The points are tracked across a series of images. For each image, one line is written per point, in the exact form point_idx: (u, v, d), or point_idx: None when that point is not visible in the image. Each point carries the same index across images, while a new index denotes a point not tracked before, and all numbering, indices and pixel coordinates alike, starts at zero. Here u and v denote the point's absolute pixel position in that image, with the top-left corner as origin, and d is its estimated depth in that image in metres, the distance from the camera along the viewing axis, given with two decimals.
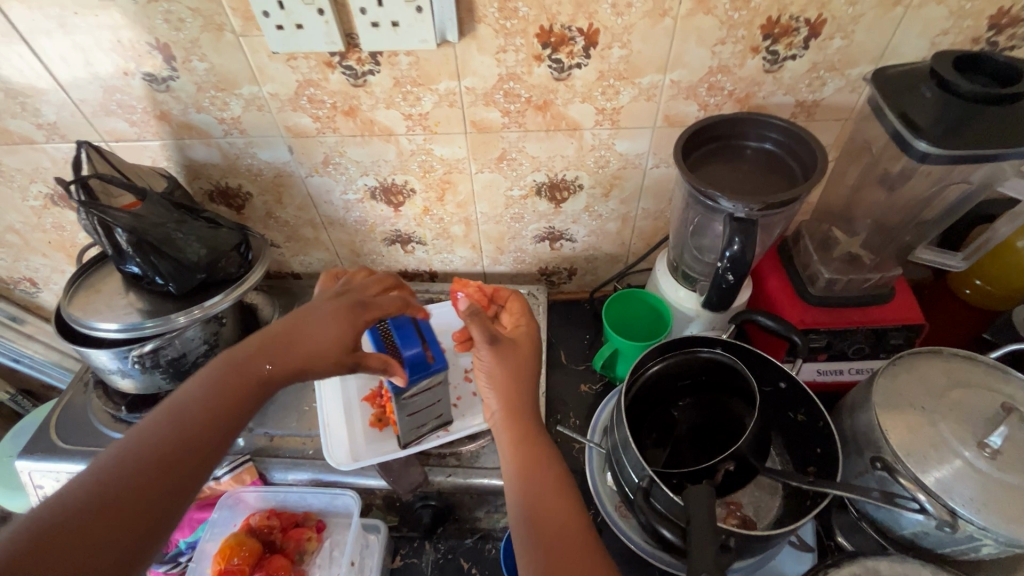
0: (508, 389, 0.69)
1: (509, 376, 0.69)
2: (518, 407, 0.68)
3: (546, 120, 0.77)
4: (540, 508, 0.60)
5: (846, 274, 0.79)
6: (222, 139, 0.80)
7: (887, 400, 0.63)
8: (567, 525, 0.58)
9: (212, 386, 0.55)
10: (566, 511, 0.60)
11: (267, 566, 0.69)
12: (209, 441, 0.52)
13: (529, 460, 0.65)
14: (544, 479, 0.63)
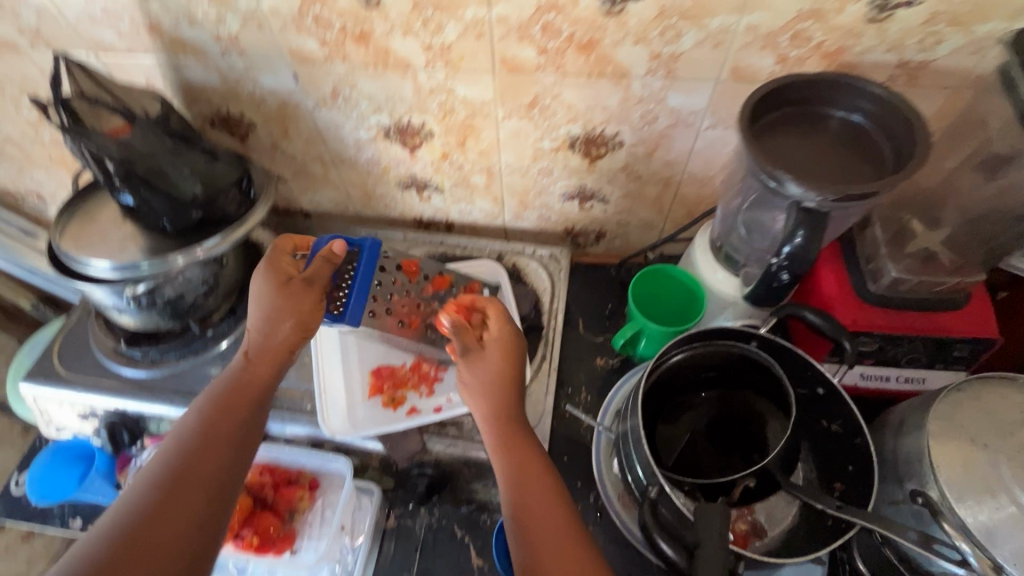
0: (495, 402, 0.64)
1: (496, 386, 0.65)
2: (505, 417, 0.64)
3: (589, 63, 0.65)
4: (534, 530, 0.56)
5: (918, 274, 0.67)
6: (220, 60, 0.71)
7: (942, 430, 0.55)
8: (570, 556, 0.53)
9: (201, 415, 0.60)
10: (561, 529, 0.55)
11: (255, 524, 0.70)
12: (216, 460, 0.57)
13: (519, 469, 0.60)
14: (534, 490, 0.58)
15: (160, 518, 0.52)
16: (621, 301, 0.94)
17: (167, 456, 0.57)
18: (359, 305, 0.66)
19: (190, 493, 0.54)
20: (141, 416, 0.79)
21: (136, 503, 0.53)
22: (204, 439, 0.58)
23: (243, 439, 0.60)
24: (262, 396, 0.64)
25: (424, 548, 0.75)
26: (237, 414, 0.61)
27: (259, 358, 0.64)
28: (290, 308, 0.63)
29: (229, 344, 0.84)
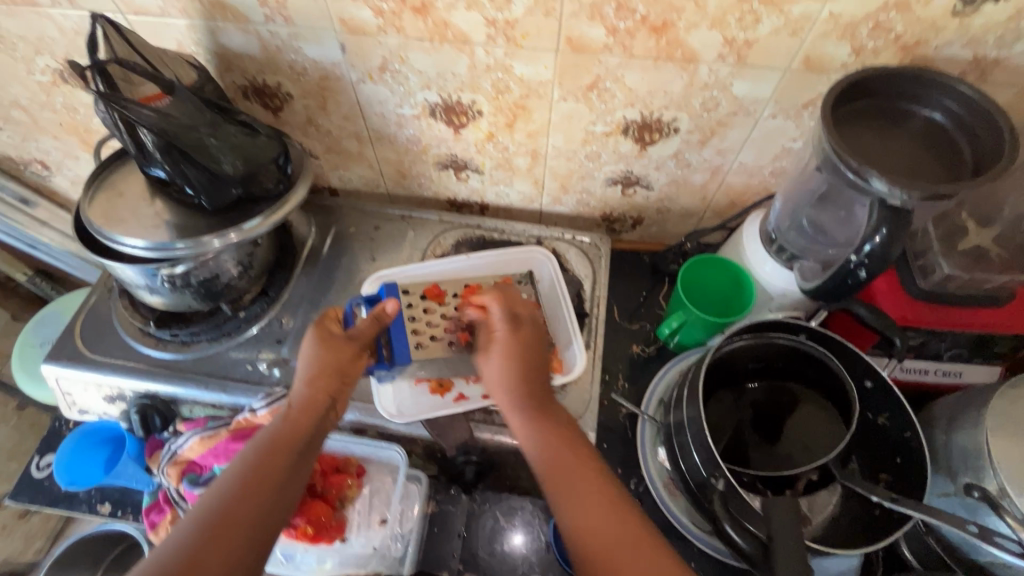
0: (517, 381, 0.61)
1: (513, 368, 0.61)
2: (529, 395, 0.61)
3: (658, 46, 0.63)
4: (572, 506, 0.54)
5: (969, 271, 0.68)
6: (262, 26, 0.67)
7: (1002, 426, 0.57)
8: (614, 532, 0.52)
9: (248, 459, 0.56)
10: (600, 504, 0.54)
11: (308, 513, 0.66)
12: (253, 512, 0.52)
13: (552, 447, 0.58)
14: (570, 470, 0.56)
15: (198, 566, 0.48)
16: (657, 289, 0.93)
17: (207, 501, 0.52)
18: (404, 345, 0.66)
19: (228, 540, 0.50)
20: (173, 399, 0.77)
21: (173, 549, 0.48)
22: (245, 486, 0.53)
23: (286, 485, 0.55)
24: (306, 442, 0.58)
25: (466, 532, 0.77)
26: (281, 458, 0.56)
27: (301, 406, 0.59)
28: (332, 364, 0.61)
29: (259, 330, 0.80)
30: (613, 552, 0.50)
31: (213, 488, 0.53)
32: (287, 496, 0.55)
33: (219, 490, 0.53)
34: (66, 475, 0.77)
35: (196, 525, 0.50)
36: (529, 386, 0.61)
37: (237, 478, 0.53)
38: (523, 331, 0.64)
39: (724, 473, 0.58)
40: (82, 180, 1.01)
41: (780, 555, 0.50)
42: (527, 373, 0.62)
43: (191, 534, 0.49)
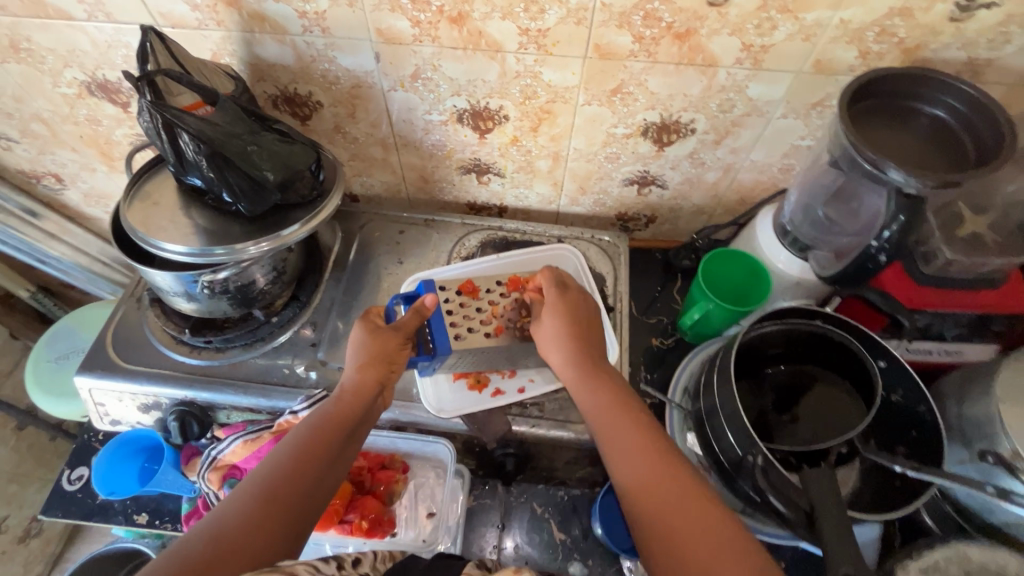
0: (569, 342, 0.66)
1: (568, 327, 0.67)
2: (583, 354, 0.65)
3: (681, 52, 0.67)
4: (624, 461, 0.55)
5: (969, 256, 0.73)
6: (299, 37, 0.69)
7: (1008, 394, 0.63)
8: (665, 484, 0.52)
9: (302, 432, 0.56)
10: (650, 455, 0.54)
11: (361, 508, 0.70)
12: (304, 480, 0.52)
13: (604, 403, 0.61)
14: (622, 423, 0.58)
15: (252, 529, 0.47)
16: (671, 284, 0.97)
17: (261, 468, 0.52)
18: (444, 335, 0.68)
19: (280, 506, 0.49)
20: (210, 406, 0.77)
21: (228, 509, 0.48)
22: (299, 458, 0.53)
23: (335, 464, 0.56)
24: (356, 425, 0.59)
25: (505, 524, 0.79)
26: (335, 434, 0.56)
27: (353, 389, 0.61)
28: (380, 351, 0.63)
29: (287, 338, 0.81)
30: (663, 502, 0.50)
31: (267, 458, 0.53)
32: (335, 474, 0.55)
33: (274, 460, 0.53)
34: (105, 486, 0.79)
35: (250, 489, 0.50)
36: (581, 343, 0.66)
37: (291, 449, 0.54)
38: (571, 298, 0.70)
39: (762, 449, 0.61)
40: (96, 193, 1.01)
41: (824, 520, 0.53)
42: (580, 332, 0.67)
43: (246, 496, 0.49)
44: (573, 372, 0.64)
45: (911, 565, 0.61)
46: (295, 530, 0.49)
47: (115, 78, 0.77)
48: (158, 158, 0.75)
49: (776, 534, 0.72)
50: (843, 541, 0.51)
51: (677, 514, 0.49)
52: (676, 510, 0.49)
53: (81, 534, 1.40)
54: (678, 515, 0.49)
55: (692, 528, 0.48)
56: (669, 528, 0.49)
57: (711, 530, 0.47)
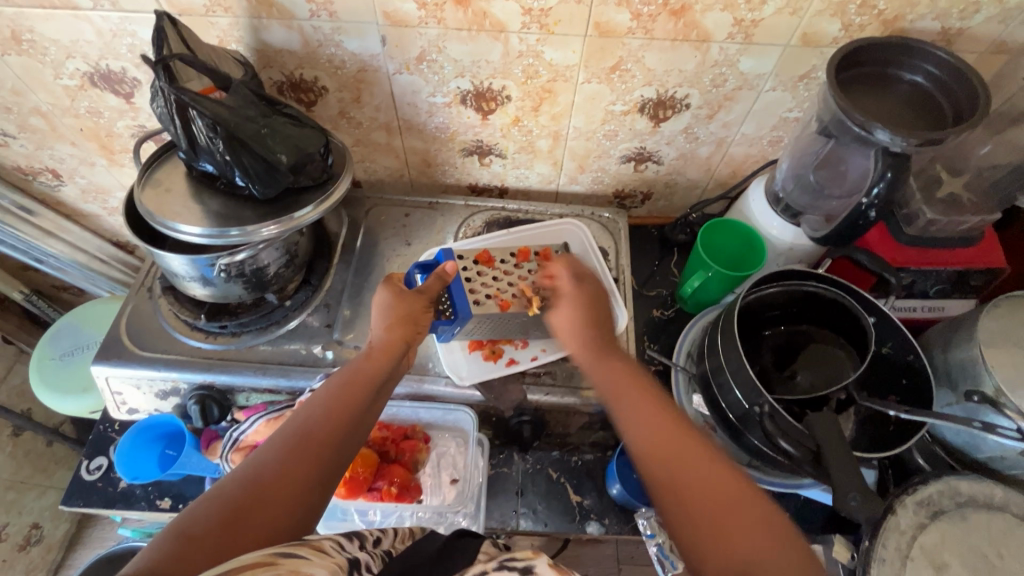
0: (583, 323, 0.64)
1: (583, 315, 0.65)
2: (592, 333, 0.64)
3: (677, 29, 0.70)
4: (637, 423, 0.56)
5: (947, 215, 0.78)
6: (307, 22, 0.71)
7: (991, 338, 0.67)
8: (682, 442, 0.53)
9: (328, 390, 0.58)
10: (663, 420, 0.55)
11: (388, 475, 0.72)
12: (328, 436, 0.54)
13: (614, 376, 0.61)
14: (634, 393, 0.59)
15: (283, 481, 0.50)
16: (668, 258, 1.00)
17: (292, 420, 0.55)
18: (464, 300, 0.69)
19: (311, 458, 0.52)
20: (229, 388, 0.79)
21: (262, 460, 0.51)
22: (329, 411, 0.56)
23: (362, 418, 0.58)
24: (383, 381, 0.61)
25: (523, 490, 0.82)
26: (363, 391, 0.59)
27: (381, 347, 0.63)
28: (405, 312, 0.65)
29: (299, 322, 0.82)
30: (682, 461, 0.52)
31: (298, 411, 0.56)
32: (365, 429, 0.58)
33: (304, 414, 0.55)
34: (129, 472, 0.80)
35: (281, 441, 0.53)
36: (596, 328, 0.64)
37: (321, 404, 0.56)
38: (585, 287, 0.67)
39: (768, 399, 0.65)
40: (94, 188, 1.00)
41: (828, 458, 0.57)
42: (595, 322, 0.65)
43: (278, 448, 0.52)
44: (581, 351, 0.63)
45: (908, 500, 0.65)
46: (325, 482, 0.52)
47: (119, 68, 0.77)
48: (167, 147, 0.76)
49: (784, 483, 0.76)
50: (848, 473, 0.55)
51: (687, 469, 0.51)
52: (692, 466, 0.51)
53: (81, 539, 1.38)
54: (694, 468, 0.51)
55: (709, 486, 0.50)
56: (681, 481, 0.51)
57: (723, 488, 0.49)
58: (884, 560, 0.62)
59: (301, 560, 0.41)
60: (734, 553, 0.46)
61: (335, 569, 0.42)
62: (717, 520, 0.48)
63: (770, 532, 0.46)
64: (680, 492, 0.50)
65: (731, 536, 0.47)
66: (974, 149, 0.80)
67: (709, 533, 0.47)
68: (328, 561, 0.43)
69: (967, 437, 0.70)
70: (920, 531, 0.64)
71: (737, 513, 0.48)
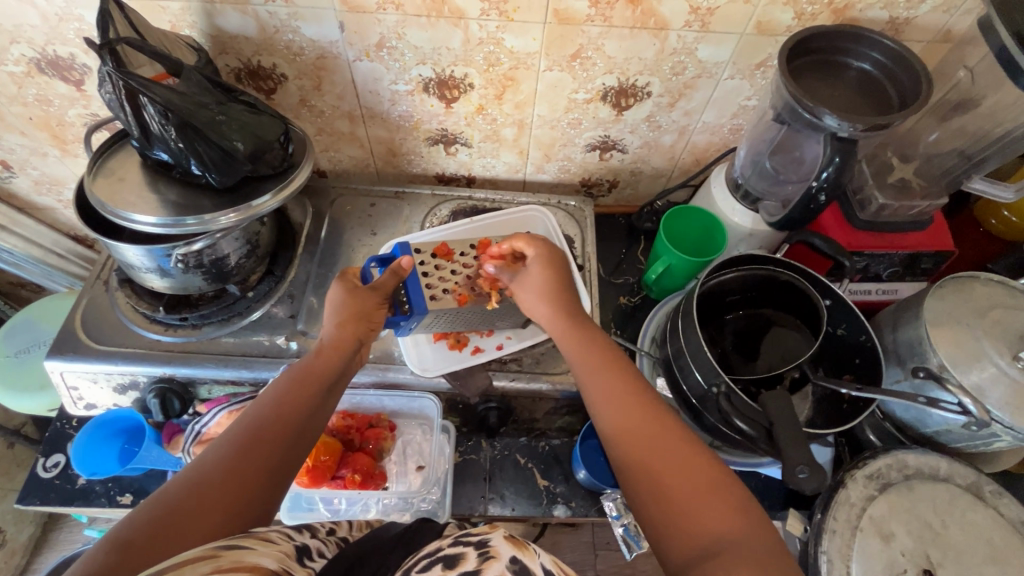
0: (555, 292, 0.69)
1: (553, 280, 0.70)
2: (567, 306, 0.69)
3: (635, 16, 0.71)
4: (614, 408, 0.57)
5: (898, 201, 0.81)
6: (261, 7, 0.69)
7: (936, 317, 0.70)
8: (645, 423, 0.55)
9: (278, 388, 0.59)
10: (637, 405, 0.57)
11: (352, 463, 0.73)
12: (280, 433, 0.55)
13: (593, 359, 0.63)
14: (610, 376, 0.60)
15: (232, 478, 0.50)
16: (634, 246, 1.02)
17: (240, 421, 0.55)
18: (420, 295, 0.70)
19: (260, 455, 0.52)
20: (191, 381, 0.78)
21: (208, 460, 0.51)
22: (280, 410, 0.56)
23: (316, 414, 0.59)
24: (334, 378, 0.62)
25: (491, 476, 0.83)
26: (314, 388, 0.60)
27: (332, 344, 0.64)
28: (358, 309, 0.66)
29: (263, 313, 0.82)
30: (655, 444, 0.53)
31: (247, 412, 0.56)
32: (316, 426, 0.58)
33: (253, 414, 0.56)
34: (87, 467, 0.77)
35: (229, 441, 0.53)
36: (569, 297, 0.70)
37: (269, 404, 0.57)
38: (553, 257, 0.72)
39: (724, 379, 0.67)
40: (47, 179, 0.97)
41: (781, 434, 0.58)
42: (563, 288, 0.70)
43: (225, 448, 0.52)
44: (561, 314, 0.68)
45: (857, 473, 0.68)
46: (276, 478, 0.53)
47: (67, 54, 0.75)
48: (120, 135, 0.74)
49: (745, 461, 0.78)
50: (798, 447, 0.57)
51: (657, 452, 0.53)
52: (664, 448, 0.53)
53: (47, 543, 1.33)
54: (665, 450, 0.52)
55: (679, 467, 0.51)
56: (649, 463, 0.52)
57: (692, 468, 0.51)
58: (834, 531, 0.64)
59: (247, 550, 0.42)
60: (699, 530, 0.47)
61: (282, 557, 0.43)
62: (684, 499, 0.49)
63: (726, 500, 0.48)
64: (650, 473, 0.52)
65: (695, 514, 0.48)
66: (922, 136, 0.83)
67: (676, 510, 0.48)
68: (275, 550, 0.44)
69: (915, 413, 0.73)
70: (869, 503, 0.66)
71: (703, 493, 0.49)
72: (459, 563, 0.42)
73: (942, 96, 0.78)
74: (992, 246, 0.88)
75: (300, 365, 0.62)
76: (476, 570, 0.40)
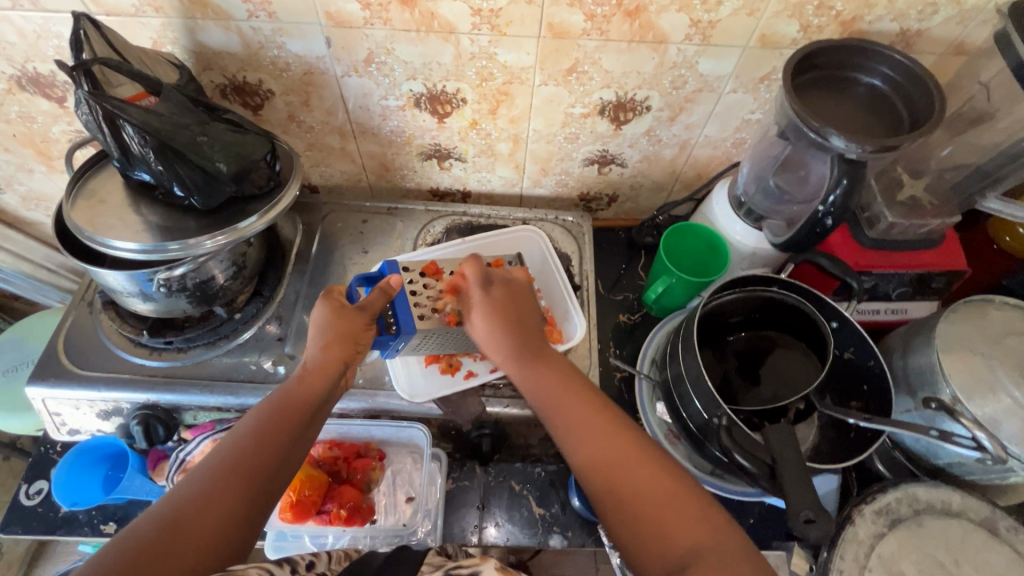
0: (501, 320, 0.65)
1: (498, 321, 0.65)
2: (521, 345, 0.64)
3: (633, 30, 0.68)
4: (579, 438, 0.55)
5: (908, 218, 0.77)
6: (245, 23, 0.67)
7: (949, 344, 0.67)
8: (621, 450, 0.53)
9: (258, 416, 0.56)
10: (609, 431, 0.55)
11: (338, 497, 0.71)
12: (260, 464, 0.52)
13: (552, 388, 0.60)
14: (575, 402, 0.58)
15: (209, 512, 0.47)
16: (634, 261, 0.99)
17: (216, 452, 0.52)
18: (407, 314, 0.66)
19: (238, 488, 0.50)
20: (176, 408, 0.76)
21: (182, 496, 0.48)
22: (260, 441, 0.53)
23: (298, 443, 0.56)
24: (318, 405, 0.59)
25: (484, 504, 0.81)
26: (297, 417, 0.57)
27: (318, 368, 0.61)
28: (344, 331, 0.63)
29: (252, 334, 0.79)
30: (628, 468, 0.52)
31: (226, 441, 0.53)
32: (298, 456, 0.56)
33: (232, 444, 0.53)
34: (66, 496, 0.78)
35: (204, 474, 0.50)
36: (520, 337, 0.65)
37: (248, 434, 0.54)
38: (498, 292, 0.68)
39: (726, 411, 0.64)
40: (35, 195, 0.95)
41: (784, 472, 0.56)
42: (512, 326, 0.65)
43: (199, 482, 0.49)
44: (512, 344, 0.64)
45: (866, 508, 0.65)
46: (258, 512, 0.50)
47: (48, 71, 0.73)
48: (101, 154, 0.71)
49: (747, 491, 0.75)
50: (803, 487, 0.54)
51: (634, 470, 0.52)
52: (641, 468, 0.52)
53: (44, 555, 1.30)
54: (640, 470, 0.52)
55: (654, 486, 0.51)
56: (626, 484, 0.51)
57: (667, 485, 0.51)
58: (842, 571, 0.61)
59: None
60: (673, 541, 0.47)
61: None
62: (662, 516, 0.49)
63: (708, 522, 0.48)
64: (627, 498, 0.51)
65: (671, 527, 0.48)
66: (934, 151, 0.79)
67: (654, 530, 0.48)
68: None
69: (925, 443, 0.70)
70: (879, 540, 0.63)
71: (683, 507, 0.49)
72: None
73: (956, 110, 0.74)
74: (1006, 263, 0.85)
75: (281, 392, 0.59)
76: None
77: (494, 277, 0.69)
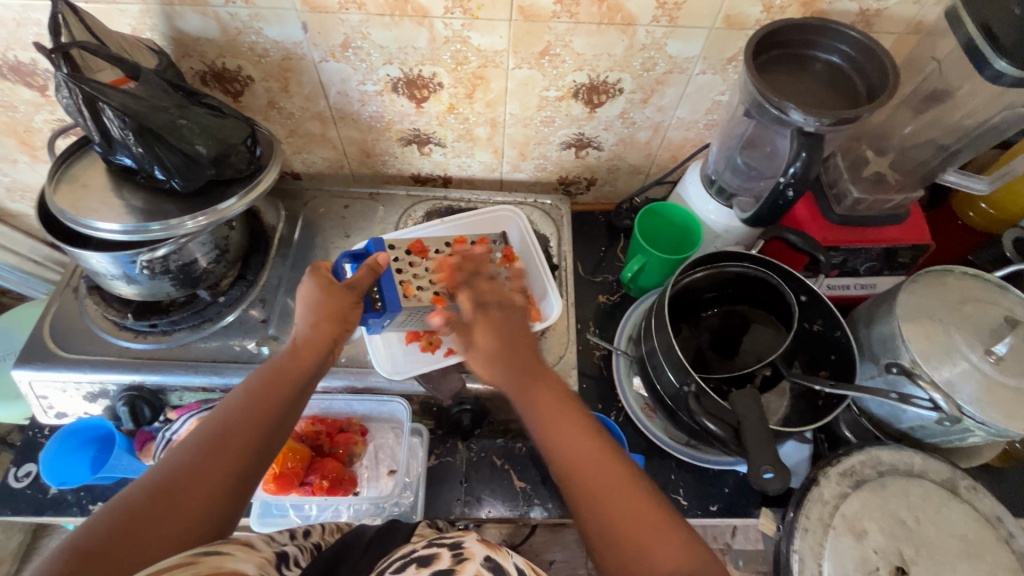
0: (497, 360, 0.61)
1: (495, 345, 0.62)
2: (509, 363, 0.61)
3: (601, 12, 0.70)
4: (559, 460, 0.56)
5: (873, 194, 0.80)
6: (222, 9, 0.68)
7: (909, 312, 0.69)
8: (599, 479, 0.53)
9: (250, 387, 0.58)
10: (589, 458, 0.55)
11: (321, 469, 0.74)
12: (246, 437, 0.53)
13: (533, 413, 0.59)
14: (551, 423, 0.58)
15: (195, 480, 0.49)
16: (613, 243, 1.01)
17: (206, 422, 0.54)
18: (393, 293, 0.70)
19: (227, 457, 0.51)
20: (161, 389, 0.78)
21: (172, 464, 0.50)
22: (248, 412, 0.55)
23: (286, 418, 0.58)
24: (308, 379, 0.61)
25: (468, 477, 0.82)
26: (286, 390, 0.58)
27: (307, 344, 0.63)
28: (335, 308, 0.65)
29: (235, 317, 0.81)
30: (605, 498, 0.52)
31: (217, 411, 0.55)
32: (285, 429, 0.57)
33: (222, 413, 0.55)
34: (54, 474, 0.78)
35: (195, 444, 0.52)
36: (511, 355, 0.61)
37: (237, 405, 0.55)
38: (492, 316, 0.63)
39: (695, 379, 0.66)
40: (19, 186, 0.96)
41: (747, 434, 0.58)
42: (506, 350, 0.62)
43: (188, 452, 0.51)
44: (504, 387, 0.61)
45: (831, 471, 0.68)
46: (246, 482, 0.52)
47: (28, 59, 0.74)
48: (84, 140, 0.73)
49: (721, 459, 0.80)
50: (765, 445, 0.57)
51: (608, 500, 0.52)
52: (622, 499, 0.52)
53: (37, 550, 1.29)
54: (617, 502, 0.52)
55: (634, 523, 0.50)
56: (604, 519, 0.51)
57: (646, 510, 0.51)
58: (807, 530, 0.64)
59: (226, 556, 0.41)
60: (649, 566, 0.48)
61: (263, 563, 0.44)
62: (639, 554, 0.49)
63: (682, 548, 0.49)
64: (605, 527, 0.51)
65: (648, 552, 0.49)
66: (898, 129, 0.82)
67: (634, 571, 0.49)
68: (254, 556, 0.44)
69: (889, 409, 0.73)
70: (843, 500, 0.66)
71: (660, 538, 0.49)
72: (433, 561, 0.44)
73: (916, 87, 0.77)
74: (970, 237, 0.88)
75: (273, 366, 0.60)
76: (449, 569, 0.42)
77: (489, 301, 0.64)
